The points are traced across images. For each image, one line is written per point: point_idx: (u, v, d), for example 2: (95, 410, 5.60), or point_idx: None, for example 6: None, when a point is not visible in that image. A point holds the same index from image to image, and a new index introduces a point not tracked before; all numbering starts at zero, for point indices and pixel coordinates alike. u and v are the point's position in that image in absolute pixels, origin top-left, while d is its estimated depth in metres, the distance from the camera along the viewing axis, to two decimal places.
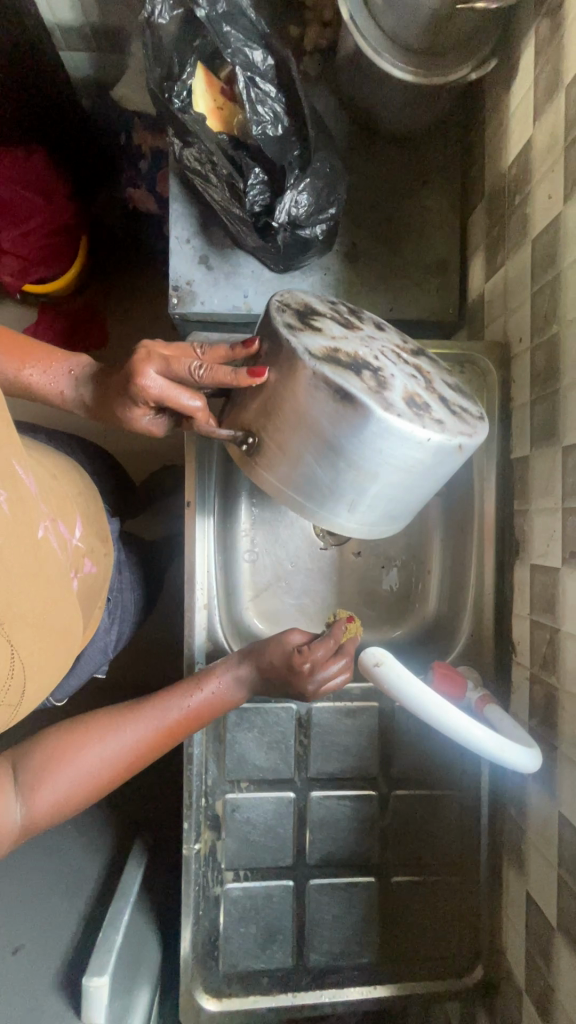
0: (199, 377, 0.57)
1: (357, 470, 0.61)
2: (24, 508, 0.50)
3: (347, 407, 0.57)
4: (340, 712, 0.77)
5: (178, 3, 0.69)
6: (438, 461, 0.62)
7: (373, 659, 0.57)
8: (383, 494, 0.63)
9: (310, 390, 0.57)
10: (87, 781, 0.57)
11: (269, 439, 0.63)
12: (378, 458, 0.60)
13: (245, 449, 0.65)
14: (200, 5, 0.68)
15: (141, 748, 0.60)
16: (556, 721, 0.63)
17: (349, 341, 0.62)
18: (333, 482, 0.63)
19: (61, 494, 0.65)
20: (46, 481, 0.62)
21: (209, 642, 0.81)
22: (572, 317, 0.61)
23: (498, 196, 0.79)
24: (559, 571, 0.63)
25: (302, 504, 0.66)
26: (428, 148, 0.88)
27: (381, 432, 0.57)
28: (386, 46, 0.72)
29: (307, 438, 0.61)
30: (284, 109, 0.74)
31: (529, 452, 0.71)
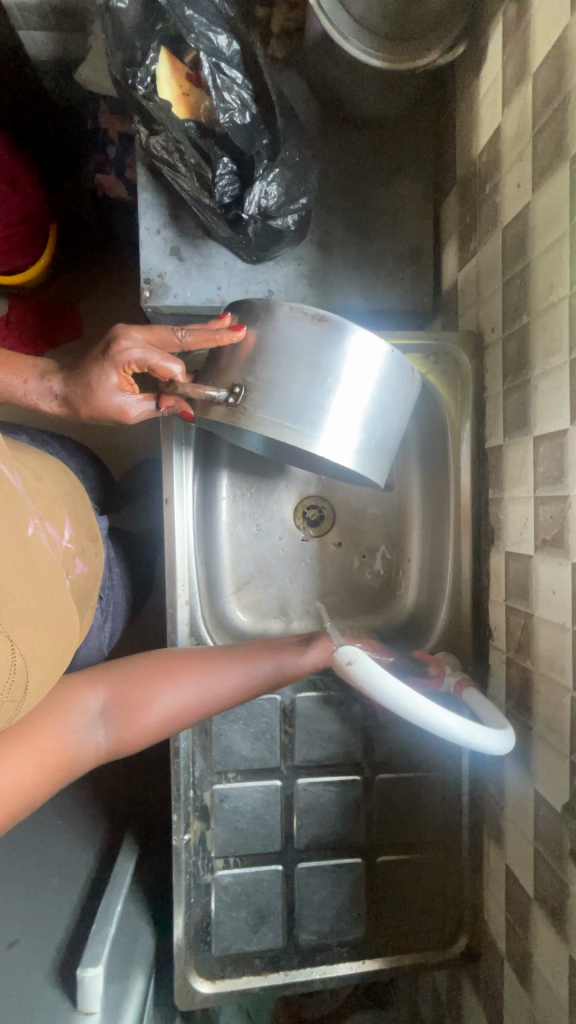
0: (183, 339, 0.63)
1: (345, 386, 0.68)
2: (10, 499, 0.50)
3: (326, 324, 0.67)
4: (323, 700, 0.78)
5: None
6: (399, 376, 0.70)
7: (345, 658, 0.59)
8: (362, 412, 0.69)
9: (287, 317, 0.67)
10: (151, 724, 0.61)
11: (256, 382, 0.67)
12: (350, 369, 0.68)
13: (230, 402, 0.68)
14: None
15: (207, 699, 0.63)
16: (531, 704, 0.65)
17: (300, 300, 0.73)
18: (323, 406, 0.68)
19: (47, 492, 0.64)
20: (30, 481, 0.61)
21: (192, 638, 0.81)
22: (541, 309, 0.62)
23: (469, 184, 0.79)
24: (532, 557, 0.65)
25: (301, 436, 0.67)
26: (400, 133, 0.87)
27: (352, 341, 0.67)
28: (353, 29, 0.71)
29: (289, 361, 0.67)
30: (252, 95, 0.72)
31: (502, 441, 0.72)
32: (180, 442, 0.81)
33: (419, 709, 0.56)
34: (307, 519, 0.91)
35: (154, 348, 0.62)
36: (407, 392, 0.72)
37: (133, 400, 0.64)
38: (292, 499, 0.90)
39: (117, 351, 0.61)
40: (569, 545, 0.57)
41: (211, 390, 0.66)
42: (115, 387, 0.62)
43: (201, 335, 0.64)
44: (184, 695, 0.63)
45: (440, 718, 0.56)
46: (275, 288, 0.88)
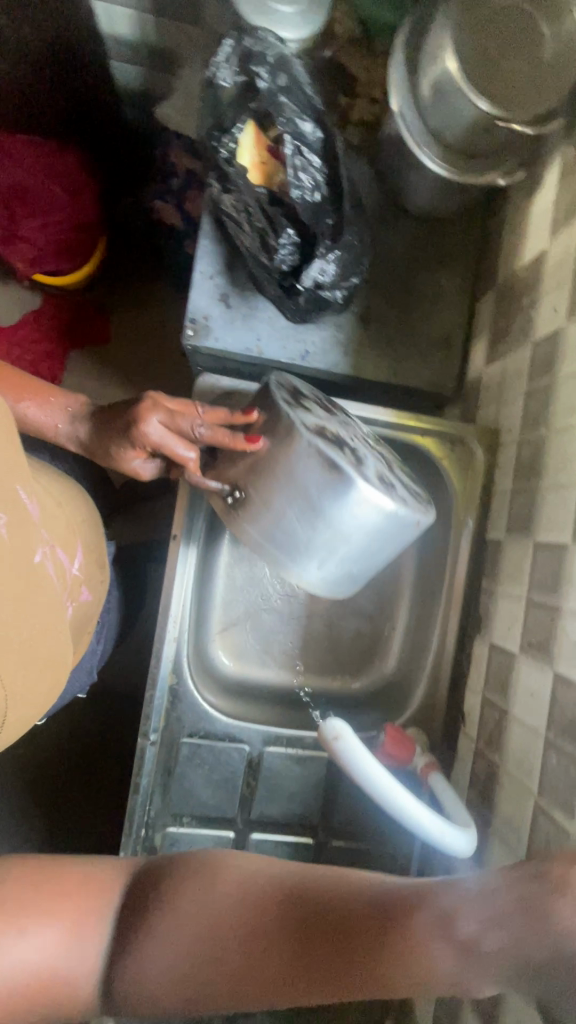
0: (199, 434, 0.64)
1: (333, 532, 0.65)
2: (22, 528, 0.52)
3: (334, 475, 0.62)
4: (291, 758, 0.78)
5: (242, 71, 0.74)
6: (397, 529, 0.67)
7: (331, 732, 0.59)
8: (345, 544, 0.66)
9: (301, 453, 0.63)
10: (205, 914, 0.45)
11: (255, 495, 0.66)
12: (344, 517, 0.64)
13: (230, 501, 0.67)
14: (262, 78, 0.73)
15: (243, 928, 0.44)
16: (494, 798, 0.67)
17: (335, 421, 0.68)
18: (307, 543, 0.66)
19: (63, 519, 0.66)
20: (48, 505, 0.63)
21: (173, 676, 0.78)
22: (559, 427, 0.66)
23: (507, 292, 0.85)
24: (516, 655, 0.67)
25: (275, 559, 0.68)
26: (450, 232, 0.94)
27: (358, 490, 0.63)
28: (427, 140, 0.77)
29: (288, 494, 0.64)
30: (325, 178, 0.78)
31: (503, 537, 0.75)
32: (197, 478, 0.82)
33: (392, 793, 0.58)
34: None
35: (167, 430, 0.63)
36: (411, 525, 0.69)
37: (146, 463, 0.68)
38: None
39: (135, 431, 0.62)
40: (553, 654, 0.60)
41: (214, 482, 0.67)
42: (132, 452, 0.65)
43: (218, 435, 0.64)
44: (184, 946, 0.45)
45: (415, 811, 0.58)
46: (311, 349, 0.92)
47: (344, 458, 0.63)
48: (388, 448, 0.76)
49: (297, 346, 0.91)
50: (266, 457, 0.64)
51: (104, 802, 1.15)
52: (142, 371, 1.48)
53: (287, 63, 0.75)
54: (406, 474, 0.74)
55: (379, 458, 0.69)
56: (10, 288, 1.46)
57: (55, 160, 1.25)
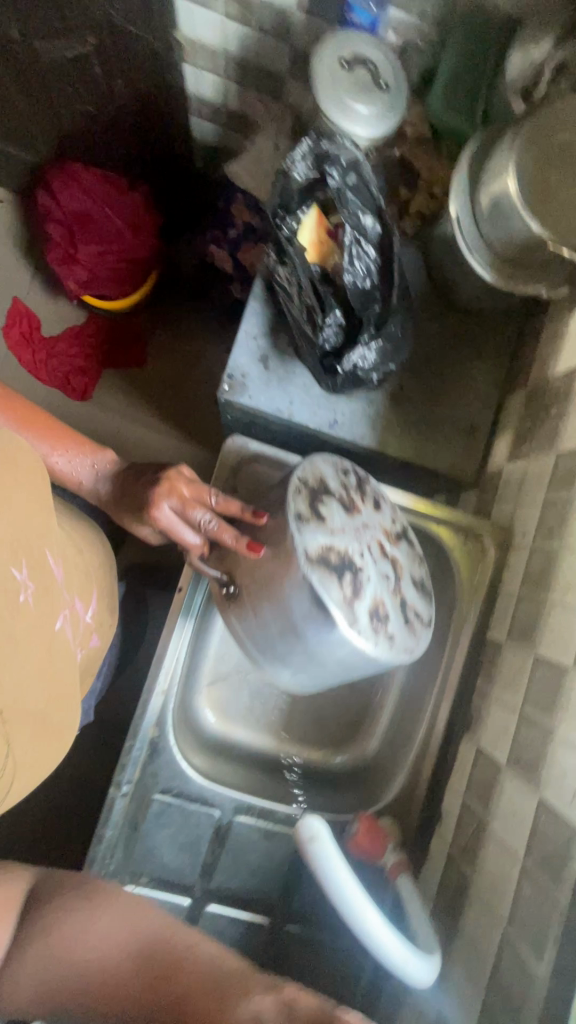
0: (205, 528, 0.65)
1: (310, 657, 0.65)
2: (48, 594, 0.58)
3: (320, 612, 0.61)
4: (260, 831, 0.77)
5: (314, 164, 0.78)
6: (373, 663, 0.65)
7: (309, 832, 0.61)
8: (315, 665, 0.66)
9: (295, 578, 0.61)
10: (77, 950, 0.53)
11: (247, 596, 0.67)
12: (323, 651, 0.64)
13: (225, 591, 0.69)
14: (332, 175, 0.78)
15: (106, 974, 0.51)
16: (463, 913, 0.65)
17: (346, 539, 0.65)
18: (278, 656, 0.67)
19: (83, 566, 0.71)
20: (72, 557, 0.69)
21: (155, 731, 0.76)
22: (573, 546, 0.67)
23: (537, 395, 0.87)
24: (502, 767, 0.66)
25: (255, 656, 0.71)
26: (489, 327, 0.97)
27: (341, 628, 0.61)
28: (479, 247, 0.80)
29: (274, 613, 0.64)
30: (377, 268, 0.82)
31: (503, 640, 0.75)
32: None
33: (349, 896, 0.59)
34: None
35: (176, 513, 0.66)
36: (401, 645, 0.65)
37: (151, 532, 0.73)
38: None
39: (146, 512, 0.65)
40: (541, 779, 0.59)
41: (210, 571, 0.68)
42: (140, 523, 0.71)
43: (224, 533, 0.64)
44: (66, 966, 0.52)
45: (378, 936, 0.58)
46: (340, 419, 0.93)
47: (335, 595, 0.61)
48: (409, 556, 0.70)
49: (327, 414, 0.93)
50: (265, 564, 0.64)
51: (64, 830, 1.13)
52: (171, 401, 1.51)
53: (358, 163, 0.79)
54: (415, 591, 0.69)
55: (387, 581, 0.66)
56: (59, 305, 1.51)
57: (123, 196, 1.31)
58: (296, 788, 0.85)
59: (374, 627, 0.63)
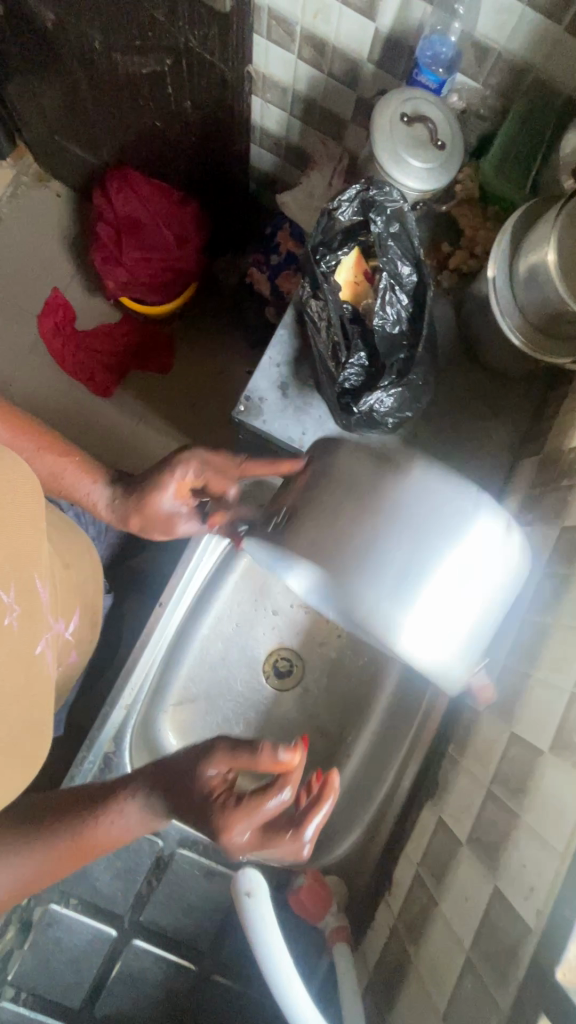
0: (230, 496, 0.79)
1: (418, 554, 0.67)
2: (32, 617, 0.62)
3: (387, 466, 0.71)
4: (201, 871, 0.74)
5: (359, 208, 0.80)
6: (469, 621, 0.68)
7: (247, 886, 0.60)
8: (427, 562, 0.67)
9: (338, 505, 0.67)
10: None
11: (303, 512, 0.72)
12: (430, 501, 0.69)
13: (275, 526, 0.75)
14: (375, 223, 0.79)
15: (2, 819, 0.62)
16: (398, 996, 0.62)
17: (377, 495, 0.70)
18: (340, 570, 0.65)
19: (68, 586, 0.79)
20: (61, 578, 0.77)
21: (111, 748, 0.76)
22: (564, 625, 0.65)
23: (550, 464, 0.86)
24: (460, 844, 0.64)
25: (346, 586, 0.68)
26: (513, 387, 0.95)
27: (390, 589, 0.67)
28: (510, 312, 0.81)
29: (352, 513, 0.70)
30: (408, 316, 0.82)
31: (482, 709, 0.73)
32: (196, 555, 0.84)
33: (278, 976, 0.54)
34: (275, 668, 0.89)
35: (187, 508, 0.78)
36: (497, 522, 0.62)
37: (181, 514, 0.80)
38: (270, 643, 0.90)
39: (170, 481, 0.76)
40: (499, 866, 0.56)
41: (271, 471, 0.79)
42: (169, 496, 0.77)
43: (262, 466, 0.78)
44: None
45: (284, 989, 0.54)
46: None
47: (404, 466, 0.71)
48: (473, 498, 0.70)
49: None
50: (308, 518, 0.71)
51: None
52: (190, 410, 1.51)
53: (402, 212, 0.79)
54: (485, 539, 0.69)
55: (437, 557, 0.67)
56: (97, 303, 1.54)
57: (174, 211, 1.35)
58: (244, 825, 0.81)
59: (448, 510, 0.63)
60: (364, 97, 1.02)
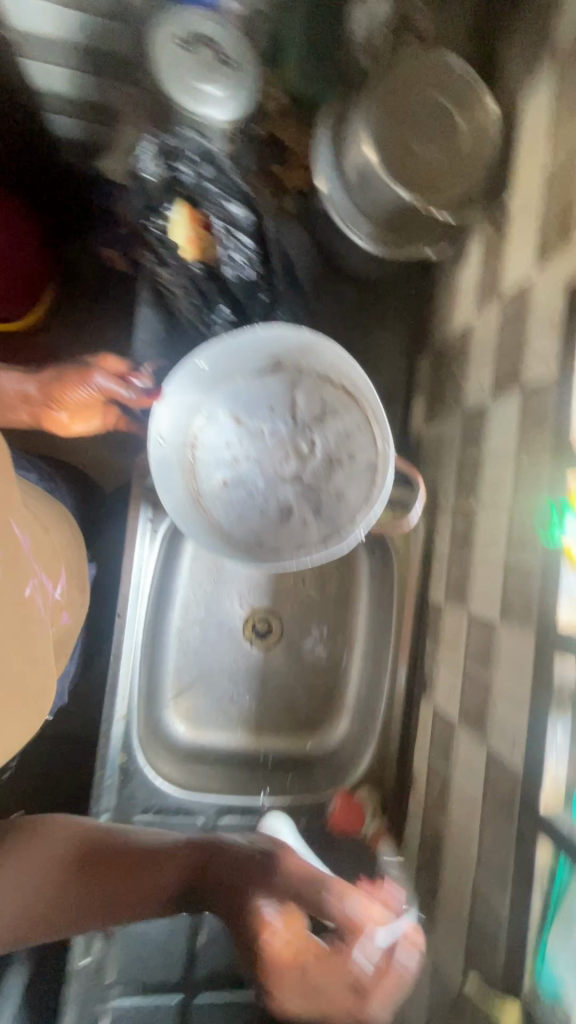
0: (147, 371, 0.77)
1: (271, 530, 0.76)
2: (14, 565, 0.51)
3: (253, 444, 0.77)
4: (244, 825, 0.82)
5: (166, 161, 0.75)
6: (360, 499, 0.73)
7: (271, 826, 0.68)
8: (286, 538, 0.76)
9: (213, 495, 0.76)
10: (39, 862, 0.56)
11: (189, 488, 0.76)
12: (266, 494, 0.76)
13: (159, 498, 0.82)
14: (186, 170, 0.76)
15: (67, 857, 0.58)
16: (441, 866, 0.69)
17: (253, 481, 0.77)
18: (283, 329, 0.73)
19: (49, 547, 0.69)
20: (36, 535, 0.66)
21: (124, 757, 0.78)
22: (487, 505, 0.69)
23: (442, 358, 0.87)
24: (455, 724, 0.70)
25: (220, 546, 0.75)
26: (387, 293, 0.95)
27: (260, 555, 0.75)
28: (355, 220, 0.78)
29: (222, 495, 0.76)
30: (257, 253, 0.81)
31: (443, 602, 0.78)
32: (137, 559, 0.82)
33: None
34: (256, 631, 0.90)
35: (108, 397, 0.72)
36: (365, 453, 0.75)
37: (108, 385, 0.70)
38: (244, 611, 0.91)
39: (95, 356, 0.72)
40: (487, 730, 0.62)
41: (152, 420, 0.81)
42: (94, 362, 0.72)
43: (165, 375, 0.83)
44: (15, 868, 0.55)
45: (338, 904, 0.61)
46: None
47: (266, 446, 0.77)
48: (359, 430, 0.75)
49: None
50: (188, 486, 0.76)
51: None
52: None
53: (211, 153, 0.77)
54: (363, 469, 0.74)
55: (311, 543, 0.75)
56: None
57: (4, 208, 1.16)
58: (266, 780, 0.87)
59: (333, 434, 0.76)
60: (143, 23, 0.93)
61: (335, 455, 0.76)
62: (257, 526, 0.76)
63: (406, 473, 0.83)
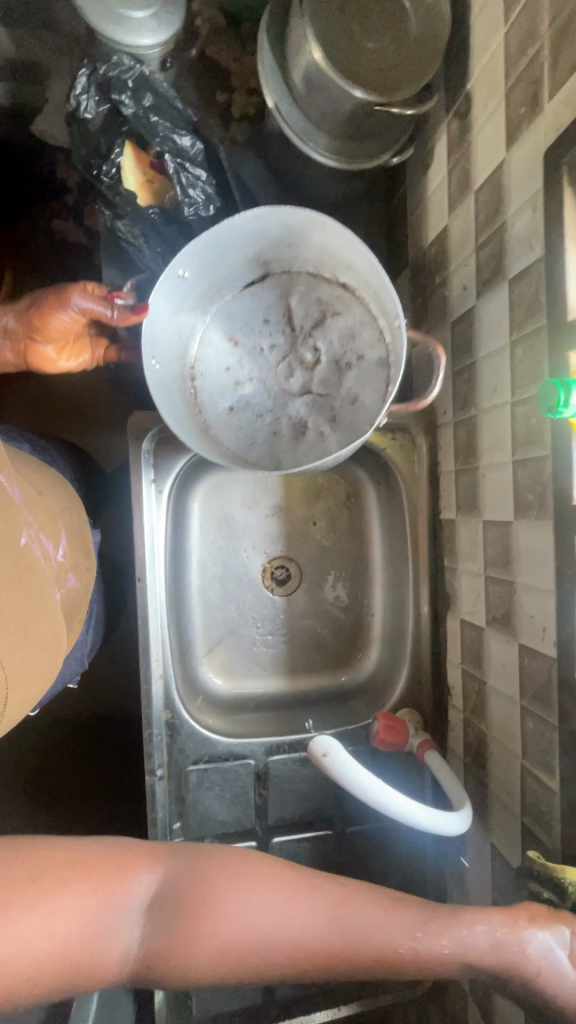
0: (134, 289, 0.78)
1: (286, 442, 0.78)
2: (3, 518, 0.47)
3: (251, 360, 0.79)
4: (295, 761, 0.82)
5: (104, 100, 0.71)
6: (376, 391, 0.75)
7: (321, 751, 0.69)
8: (305, 445, 0.78)
9: (220, 419, 0.78)
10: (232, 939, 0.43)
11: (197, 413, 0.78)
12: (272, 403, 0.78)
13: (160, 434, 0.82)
14: (126, 104, 0.71)
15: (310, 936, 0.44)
16: (487, 764, 0.72)
17: (258, 396, 0.79)
18: (268, 218, 0.70)
19: (45, 510, 0.63)
20: (28, 494, 0.60)
21: (167, 713, 0.80)
22: (487, 409, 0.68)
23: (421, 271, 0.84)
24: (484, 629, 0.71)
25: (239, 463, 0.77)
26: (354, 214, 0.92)
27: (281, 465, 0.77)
28: (312, 135, 0.76)
29: (230, 415, 0.79)
30: (214, 186, 0.76)
31: (455, 516, 0.78)
32: (147, 520, 0.82)
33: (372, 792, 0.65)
34: (275, 578, 0.91)
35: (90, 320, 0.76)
36: (373, 346, 0.77)
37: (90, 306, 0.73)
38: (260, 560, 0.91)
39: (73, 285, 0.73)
40: (515, 627, 0.63)
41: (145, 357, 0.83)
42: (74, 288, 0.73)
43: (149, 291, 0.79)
44: (244, 916, 0.44)
45: (405, 807, 0.65)
46: None
47: (264, 359, 0.78)
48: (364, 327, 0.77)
49: None
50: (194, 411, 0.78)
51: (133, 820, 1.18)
52: None
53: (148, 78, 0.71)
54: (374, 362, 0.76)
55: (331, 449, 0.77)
56: None
57: None
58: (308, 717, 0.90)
59: (336, 337, 0.78)
60: None
61: (340, 357, 0.78)
62: (271, 441, 0.78)
63: (425, 346, 0.69)
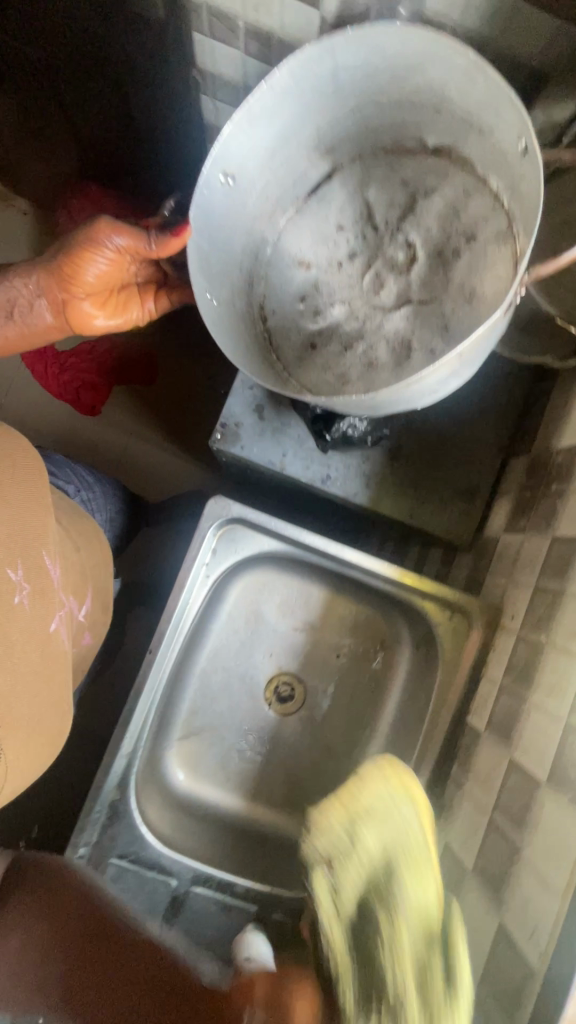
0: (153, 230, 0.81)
1: (380, 302, 0.73)
2: (43, 596, 0.61)
3: (336, 269, 0.75)
4: (217, 903, 0.76)
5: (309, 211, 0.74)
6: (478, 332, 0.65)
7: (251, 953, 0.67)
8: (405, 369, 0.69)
9: (305, 364, 0.74)
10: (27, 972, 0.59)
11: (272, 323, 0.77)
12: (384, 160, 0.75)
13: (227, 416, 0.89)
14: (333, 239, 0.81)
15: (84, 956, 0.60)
16: None
17: (336, 310, 0.74)
18: (320, 68, 0.65)
19: (79, 570, 0.76)
20: (70, 564, 0.73)
21: (116, 797, 0.75)
22: (558, 649, 0.62)
23: (540, 465, 0.81)
24: (466, 873, 0.63)
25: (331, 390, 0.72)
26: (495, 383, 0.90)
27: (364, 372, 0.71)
28: None
29: (312, 321, 0.75)
30: None
31: (483, 730, 0.72)
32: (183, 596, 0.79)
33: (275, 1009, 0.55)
34: (278, 693, 0.87)
35: (129, 254, 0.84)
36: (493, 226, 0.70)
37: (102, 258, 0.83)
38: (270, 668, 0.88)
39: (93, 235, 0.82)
40: (503, 901, 0.56)
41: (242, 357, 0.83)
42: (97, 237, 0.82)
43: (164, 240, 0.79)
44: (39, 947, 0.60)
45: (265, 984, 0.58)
46: (334, 475, 0.90)
47: (349, 257, 0.75)
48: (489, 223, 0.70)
49: (318, 472, 0.89)
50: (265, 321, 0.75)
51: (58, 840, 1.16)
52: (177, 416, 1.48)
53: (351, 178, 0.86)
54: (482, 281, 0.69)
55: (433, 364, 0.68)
56: None
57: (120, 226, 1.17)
58: (248, 854, 0.83)
59: (434, 226, 0.72)
60: None
61: (444, 245, 0.71)
62: (358, 355, 0.72)
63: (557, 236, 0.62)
